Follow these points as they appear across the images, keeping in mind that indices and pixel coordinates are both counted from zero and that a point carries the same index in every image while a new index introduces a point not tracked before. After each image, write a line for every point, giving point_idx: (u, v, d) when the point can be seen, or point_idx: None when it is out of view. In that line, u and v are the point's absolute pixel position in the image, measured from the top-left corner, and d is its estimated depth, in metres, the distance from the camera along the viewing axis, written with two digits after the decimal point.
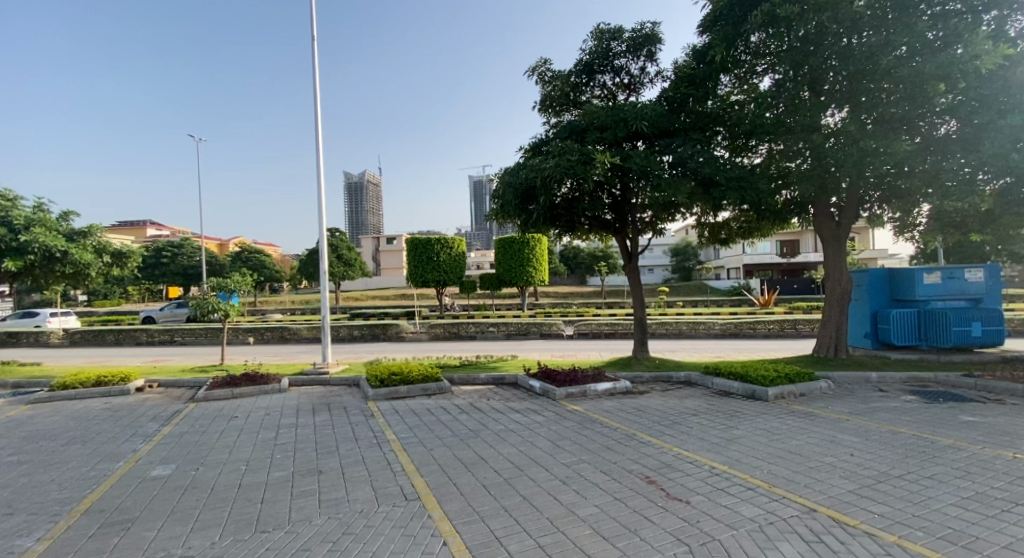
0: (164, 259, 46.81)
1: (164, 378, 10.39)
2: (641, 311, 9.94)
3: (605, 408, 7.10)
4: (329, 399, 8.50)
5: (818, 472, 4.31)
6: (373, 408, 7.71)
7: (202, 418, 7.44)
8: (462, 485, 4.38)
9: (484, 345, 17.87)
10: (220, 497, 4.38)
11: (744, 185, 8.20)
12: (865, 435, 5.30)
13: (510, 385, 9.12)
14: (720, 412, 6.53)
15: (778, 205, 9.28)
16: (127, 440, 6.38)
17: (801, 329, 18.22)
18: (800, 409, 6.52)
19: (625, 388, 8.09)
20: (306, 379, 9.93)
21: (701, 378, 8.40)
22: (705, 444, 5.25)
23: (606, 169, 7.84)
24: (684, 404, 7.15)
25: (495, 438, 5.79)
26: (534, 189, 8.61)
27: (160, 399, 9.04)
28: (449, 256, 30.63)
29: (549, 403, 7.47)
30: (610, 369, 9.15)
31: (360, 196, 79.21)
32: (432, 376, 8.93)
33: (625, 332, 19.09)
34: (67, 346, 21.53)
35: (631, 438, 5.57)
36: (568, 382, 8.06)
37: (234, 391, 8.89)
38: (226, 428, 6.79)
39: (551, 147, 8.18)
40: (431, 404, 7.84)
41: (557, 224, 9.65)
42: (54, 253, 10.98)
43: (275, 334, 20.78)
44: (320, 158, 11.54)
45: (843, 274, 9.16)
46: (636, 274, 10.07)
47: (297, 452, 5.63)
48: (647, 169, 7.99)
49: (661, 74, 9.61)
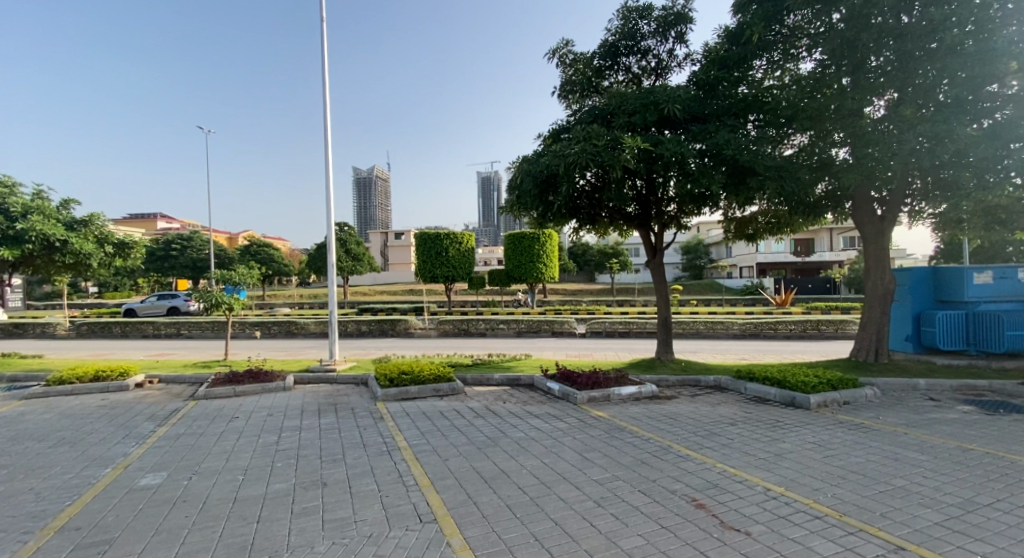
0: (173, 252, 46.79)
1: (165, 374, 9.99)
2: (666, 310, 9.38)
3: (632, 415, 6.59)
4: (335, 399, 8.03)
5: (893, 499, 3.75)
6: (382, 410, 7.22)
7: (201, 418, 6.99)
8: (484, 505, 3.88)
9: (495, 343, 17.37)
10: (211, 514, 3.90)
11: (783, 174, 7.63)
12: (933, 453, 4.73)
13: (526, 386, 8.62)
14: (760, 422, 5.99)
15: (814, 199, 8.69)
16: (119, 442, 5.94)
17: (824, 330, 17.55)
18: (848, 420, 5.96)
19: (651, 392, 7.56)
20: (311, 377, 9.46)
21: (732, 383, 7.84)
22: (752, 460, 4.72)
23: (635, 155, 7.28)
24: (718, 412, 6.60)
25: (516, 448, 5.29)
26: (554, 177, 8.09)
27: (159, 396, 8.63)
28: (458, 252, 30.16)
29: (570, 408, 6.96)
30: (633, 371, 8.62)
31: (369, 192, 79.12)
32: (445, 376, 8.44)
33: (639, 331, 18.52)
34: (73, 338, 21.34)
35: (666, 451, 5.05)
36: (590, 384, 7.53)
37: (236, 390, 8.45)
38: (226, 430, 6.34)
39: (575, 132, 7.64)
40: (444, 406, 7.34)
41: (577, 216, 9.12)
42: (53, 242, 10.60)
43: (282, 329, 20.41)
44: (328, 145, 11.00)
45: (887, 272, 8.57)
46: (661, 270, 9.53)
47: (301, 460, 5.14)
48: (680, 156, 7.42)
49: (690, 57, 9.03)
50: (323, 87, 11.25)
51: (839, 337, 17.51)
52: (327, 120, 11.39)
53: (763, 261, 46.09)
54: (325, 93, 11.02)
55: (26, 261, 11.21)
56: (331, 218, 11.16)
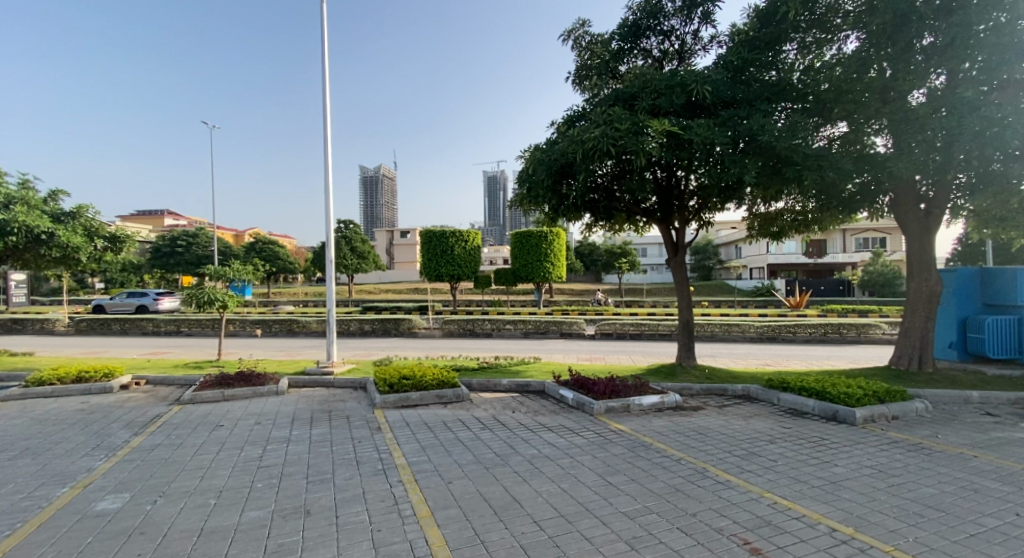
0: (179, 249, 46.59)
1: (153, 374, 9.42)
2: (688, 311, 8.72)
3: (656, 429, 5.94)
4: (330, 405, 7.41)
5: (991, 547, 3.12)
6: (380, 419, 6.60)
7: (181, 426, 6.38)
8: (493, 546, 3.24)
9: (502, 344, 16.77)
10: (170, 552, 3.27)
11: (824, 164, 6.90)
12: (1017, 484, 4.10)
13: (536, 393, 7.99)
14: (803, 440, 5.34)
15: (851, 194, 7.99)
16: (87, 454, 5.35)
17: (845, 334, 16.84)
18: (904, 440, 5.31)
19: (674, 403, 6.92)
20: (306, 381, 8.86)
21: (763, 393, 7.18)
22: (805, 489, 4.06)
23: (661, 140, 6.60)
24: (752, 427, 5.94)
25: (529, 469, 4.65)
26: (570, 167, 7.47)
27: (143, 400, 8.04)
28: (464, 251, 29.49)
29: (587, 419, 6.32)
30: (653, 378, 7.97)
31: (376, 191, 78.81)
32: (449, 381, 7.80)
33: (651, 333, 17.83)
34: (71, 335, 20.87)
35: (703, 476, 4.39)
36: (608, 393, 6.88)
37: (225, 393, 7.85)
38: (207, 441, 5.71)
39: (595, 114, 6.98)
40: (448, 415, 6.71)
41: (593, 210, 8.44)
42: (38, 234, 10.03)
43: (283, 327, 19.91)
44: (327, 135, 10.27)
45: (933, 273, 7.88)
46: (682, 269, 8.85)
47: (284, 480, 4.52)
48: (711, 140, 6.73)
49: (716, 39, 8.37)
50: (324, 75, 10.62)
51: (862, 341, 16.73)
52: (327, 106, 10.81)
53: (775, 262, 45.22)
54: (324, 79, 10.26)
55: (13, 255, 10.72)
56: (330, 213, 10.51)
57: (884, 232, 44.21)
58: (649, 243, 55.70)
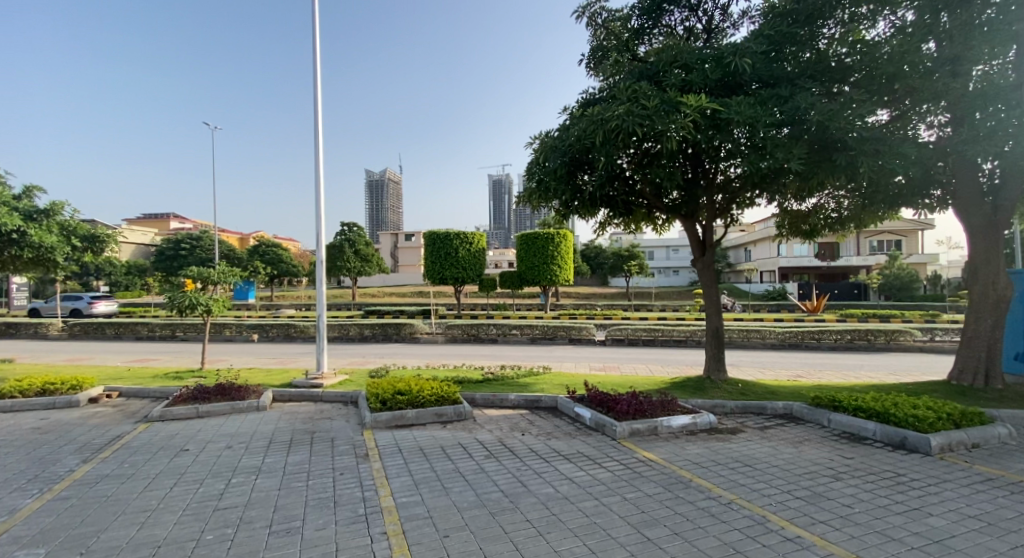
0: (182, 251, 46.08)
1: (127, 386, 8.57)
2: (716, 318, 7.83)
3: (693, 458, 5.05)
4: (316, 425, 6.54)
5: None
6: (370, 443, 5.73)
7: (140, 450, 5.52)
8: None
9: (508, 350, 15.85)
10: None
11: (881, 149, 6.01)
12: None
13: (548, 411, 7.10)
14: (874, 478, 4.44)
15: (899, 186, 7.13)
16: (19, 488, 4.50)
17: (873, 340, 15.85)
18: (997, 478, 4.40)
19: (707, 424, 6.02)
20: (292, 395, 8.00)
21: (809, 413, 6.29)
22: (905, 552, 3.16)
23: (696, 119, 5.73)
24: (806, 457, 5.03)
25: (547, 517, 3.74)
26: (587, 153, 6.63)
27: (111, 415, 7.20)
28: (468, 252, 28.63)
29: (610, 445, 5.42)
30: (680, 394, 7.07)
31: (382, 196, 78.25)
32: (449, 397, 6.92)
33: (666, 340, 16.87)
34: (64, 339, 20.18)
35: (765, 530, 3.49)
36: (631, 412, 5.97)
37: (200, 409, 7.00)
38: (163, 471, 4.85)
39: (618, 90, 6.11)
40: (449, 438, 5.84)
41: (612, 203, 7.58)
42: (7, 233, 9.21)
43: (280, 332, 19.12)
44: (317, 123, 9.31)
45: (1000, 274, 7.05)
46: (710, 270, 7.97)
47: (242, 530, 3.64)
48: (753, 120, 5.85)
49: (747, 14, 7.49)
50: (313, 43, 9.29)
51: (892, 348, 15.71)
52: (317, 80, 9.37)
53: (787, 266, 43.98)
54: (314, 59, 9.28)
55: None
56: (320, 208, 9.61)
57: (900, 234, 43.01)
58: (657, 245, 54.71)
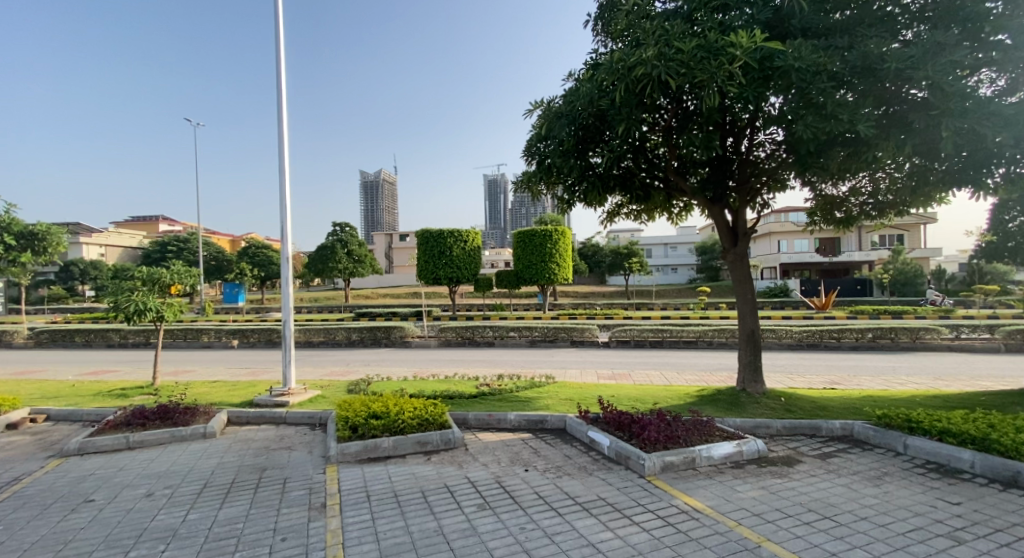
0: (168, 254, 44.54)
1: (57, 407, 7.28)
2: (751, 319, 6.66)
3: (751, 506, 3.84)
4: (269, 459, 5.24)
5: None
6: (332, 488, 4.44)
7: (31, 503, 4.26)
8: None
9: (505, 355, 14.62)
10: None
11: (970, 107, 4.82)
12: None
13: (554, 433, 5.89)
14: (1009, 539, 3.25)
15: (967, 161, 5.95)
16: None
17: (897, 339, 14.70)
18: None
19: (754, 452, 4.83)
20: (250, 417, 6.74)
21: (878, 435, 5.10)
22: None
23: (743, 66, 4.55)
24: (899, 503, 3.83)
25: None
26: (601, 119, 5.46)
27: (23, 446, 5.93)
28: (462, 251, 27.38)
29: (640, 487, 4.21)
30: (713, 413, 5.89)
31: (375, 196, 76.79)
32: (436, 420, 5.66)
33: (674, 341, 15.69)
34: (31, 348, 18.79)
35: None
36: (662, 440, 4.74)
37: (130, 438, 5.73)
38: (40, 540, 3.57)
39: (643, 34, 4.94)
40: (434, 478, 4.57)
41: (627, 184, 6.39)
42: None
43: (261, 337, 17.80)
44: (280, 100, 7.96)
45: None
46: (742, 263, 6.77)
47: None
48: (814, 68, 4.65)
49: None
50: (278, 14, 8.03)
51: (917, 348, 14.61)
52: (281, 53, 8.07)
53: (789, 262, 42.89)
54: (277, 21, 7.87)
55: None
56: (286, 198, 8.16)
57: (903, 229, 42.05)
58: (655, 243, 53.73)
